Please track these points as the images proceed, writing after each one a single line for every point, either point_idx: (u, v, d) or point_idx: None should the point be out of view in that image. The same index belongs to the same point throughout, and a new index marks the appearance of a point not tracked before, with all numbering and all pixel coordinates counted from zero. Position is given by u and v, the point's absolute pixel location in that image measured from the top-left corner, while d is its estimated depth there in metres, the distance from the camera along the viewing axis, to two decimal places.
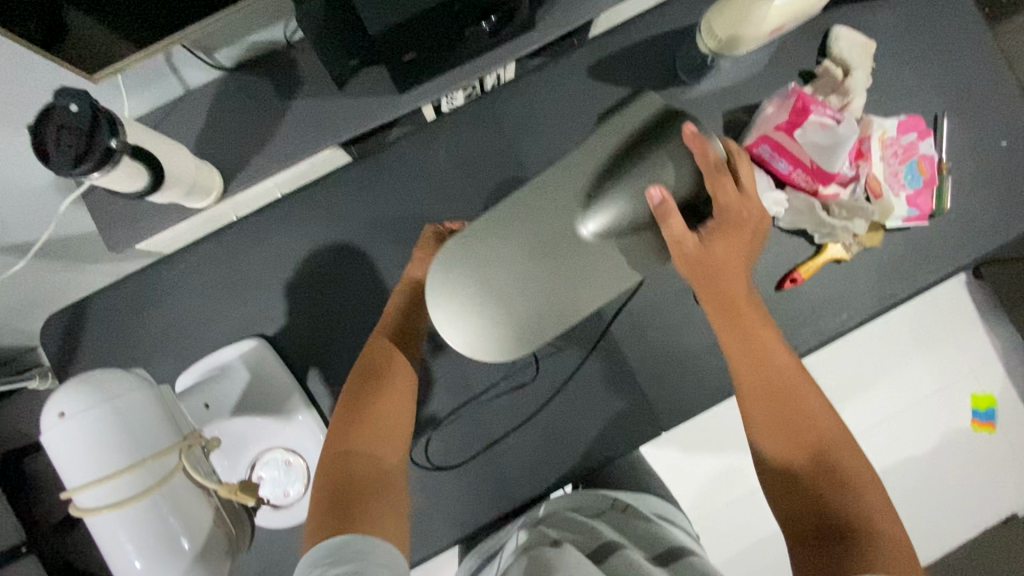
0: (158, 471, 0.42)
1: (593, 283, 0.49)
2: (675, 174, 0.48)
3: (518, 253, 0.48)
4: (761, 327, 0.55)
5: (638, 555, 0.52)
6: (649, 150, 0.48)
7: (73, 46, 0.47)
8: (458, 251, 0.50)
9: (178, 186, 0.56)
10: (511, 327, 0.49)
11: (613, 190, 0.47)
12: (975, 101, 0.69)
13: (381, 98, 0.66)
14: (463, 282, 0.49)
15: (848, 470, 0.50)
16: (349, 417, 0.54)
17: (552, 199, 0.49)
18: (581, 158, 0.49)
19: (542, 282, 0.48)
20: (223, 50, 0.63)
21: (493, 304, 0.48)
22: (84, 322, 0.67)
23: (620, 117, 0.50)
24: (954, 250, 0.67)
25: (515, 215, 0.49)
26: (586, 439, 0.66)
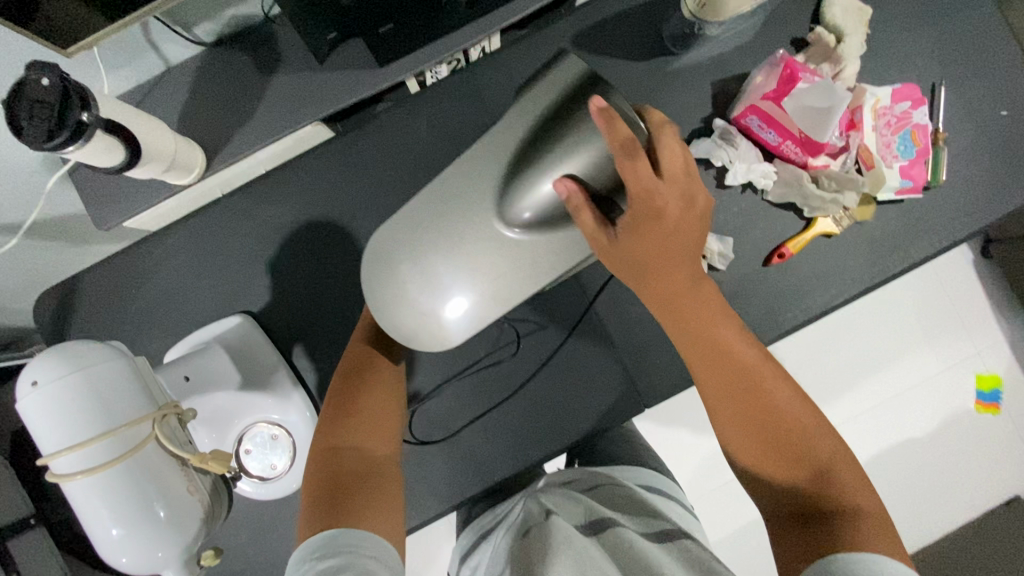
0: (132, 439, 0.43)
1: (539, 262, 0.50)
2: (588, 155, 0.47)
3: (459, 236, 0.49)
4: (710, 320, 0.53)
5: (635, 531, 0.52)
6: (566, 132, 0.47)
7: (43, 21, 0.47)
8: (395, 231, 0.51)
9: (158, 162, 0.57)
10: (472, 297, 0.49)
11: (532, 175, 0.47)
12: (976, 68, 0.67)
13: (362, 72, 0.65)
14: (400, 265, 0.50)
15: (824, 453, 0.50)
16: (339, 410, 0.55)
17: (484, 182, 0.49)
18: (503, 134, 0.49)
19: (486, 264, 0.49)
20: (201, 25, 0.62)
21: (433, 286, 0.49)
22: (76, 298, 0.68)
23: (538, 88, 0.49)
24: (950, 223, 0.65)
25: (451, 198, 0.49)
26: (570, 415, 0.66)
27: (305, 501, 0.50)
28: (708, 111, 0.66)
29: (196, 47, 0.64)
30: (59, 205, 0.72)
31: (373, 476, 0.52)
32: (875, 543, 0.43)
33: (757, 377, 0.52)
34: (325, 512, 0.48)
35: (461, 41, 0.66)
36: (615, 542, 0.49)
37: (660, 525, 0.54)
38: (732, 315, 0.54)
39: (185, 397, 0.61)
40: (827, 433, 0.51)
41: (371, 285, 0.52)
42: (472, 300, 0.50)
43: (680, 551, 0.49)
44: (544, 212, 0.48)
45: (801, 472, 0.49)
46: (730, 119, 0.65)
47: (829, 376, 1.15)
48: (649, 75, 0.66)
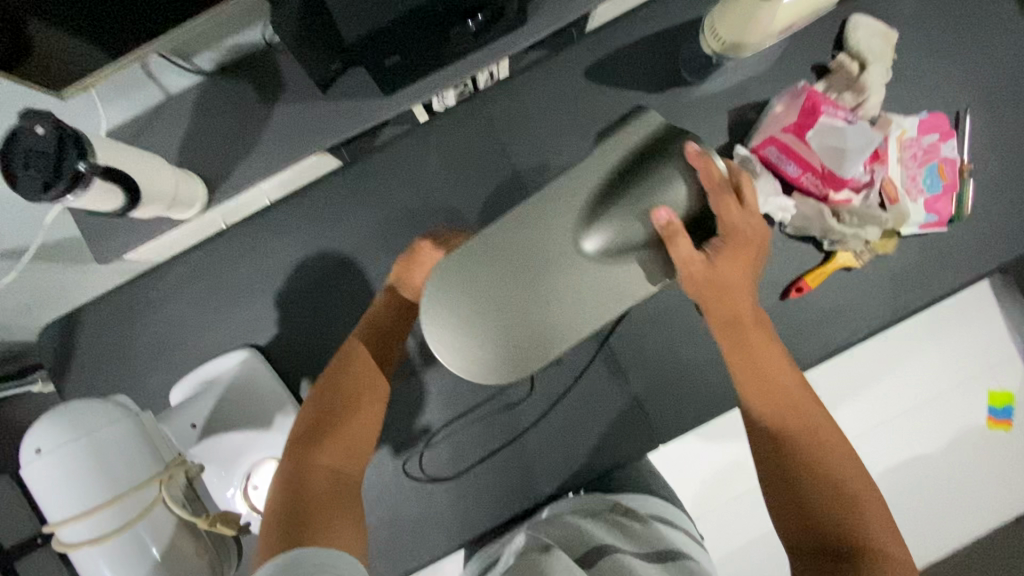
0: (137, 505, 0.42)
1: (586, 305, 0.47)
2: (677, 194, 0.46)
3: (507, 280, 0.46)
4: (768, 348, 0.52)
5: (636, 555, 0.49)
6: (644, 175, 0.46)
7: (35, 64, 0.45)
8: (455, 271, 0.47)
9: (160, 202, 0.55)
10: (528, 338, 0.47)
11: (608, 215, 0.46)
12: (1006, 96, 0.64)
13: (368, 101, 0.63)
14: (463, 301, 0.46)
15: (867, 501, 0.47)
16: (319, 427, 0.52)
17: (540, 225, 0.47)
18: (584, 170, 0.47)
19: (533, 309, 0.46)
20: (201, 55, 0.60)
21: (486, 328, 0.46)
22: (79, 330, 0.67)
23: (626, 130, 0.47)
24: (976, 257, 0.63)
25: (499, 242, 0.47)
26: (584, 450, 0.65)
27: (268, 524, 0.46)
28: (727, 140, 0.64)
29: (196, 76, 0.62)
30: (59, 232, 0.70)
31: (339, 494, 0.49)
32: None
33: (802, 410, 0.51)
34: (282, 532, 0.44)
35: (470, 67, 0.63)
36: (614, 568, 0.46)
37: (661, 543, 0.52)
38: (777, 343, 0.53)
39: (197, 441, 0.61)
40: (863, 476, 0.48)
41: (423, 315, 0.47)
42: (522, 342, 0.47)
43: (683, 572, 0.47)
44: (616, 250, 0.46)
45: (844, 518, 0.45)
46: (748, 148, 0.62)
47: (840, 392, 1.13)
48: (665, 104, 0.64)
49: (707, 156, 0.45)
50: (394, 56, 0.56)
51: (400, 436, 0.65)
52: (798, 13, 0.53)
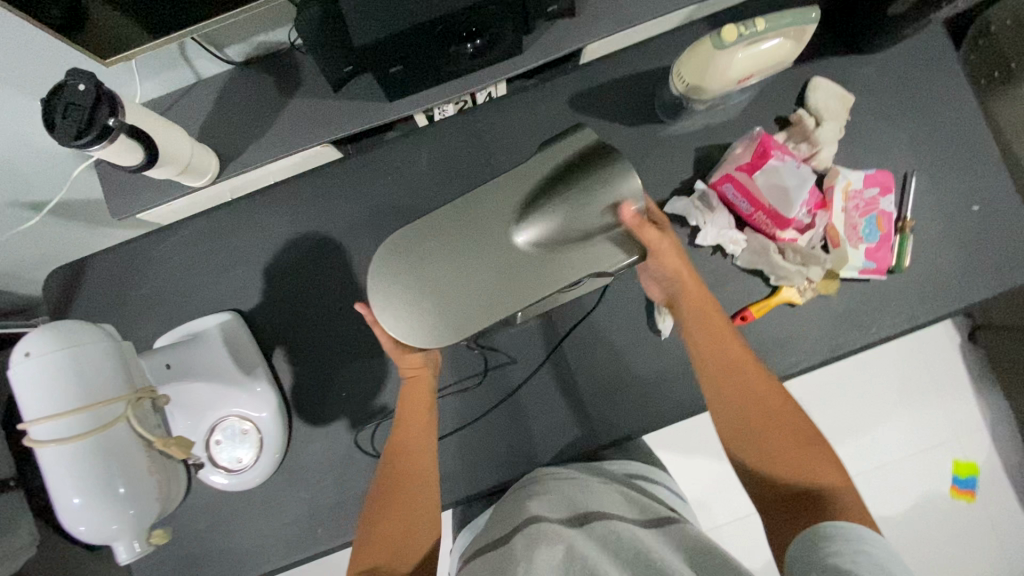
0: (103, 416, 0.46)
1: (521, 286, 0.51)
2: (610, 199, 0.51)
3: (451, 255, 0.51)
4: (724, 334, 0.59)
5: (624, 520, 0.52)
6: (580, 179, 0.51)
7: (90, 35, 0.53)
8: (407, 244, 0.53)
9: (173, 165, 0.62)
10: (450, 314, 0.51)
11: (544, 208, 0.51)
12: (949, 165, 0.70)
13: (374, 104, 0.71)
14: (400, 276, 0.52)
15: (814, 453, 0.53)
16: (382, 503, 0.58)
17: (486, 211, 0.52)
18: (521, 174, 0.52)
19: (472, 283, 0.51)
20: (232, 46, 0.68)
21: (425, 297, 0.51)
22: (83, 277, 0.73)
23: (561, 144, 0.53)
24: (912, 308, 0.68)
25: (448, 222, 0.52)
26: (529, 446, 0.69)
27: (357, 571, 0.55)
28: (689, 176, 0.71)
29: (226, 65, 0.70)
30: (82, 189, 0.78)
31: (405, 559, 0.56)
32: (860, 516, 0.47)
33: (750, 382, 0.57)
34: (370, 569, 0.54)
35: (467, 85, 0.71)
36: (603, 534, 0.49)
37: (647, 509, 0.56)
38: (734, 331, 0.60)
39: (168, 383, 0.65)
40: (818, 438, 0.54)
41: (375, 284, 0.52)
42: (458, 312, 0.51)
43: (675, 537, 0.51)
44: (549, 241, 0.51)
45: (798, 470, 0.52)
46: (708, 183, 0.69)
47: None
48: (636, 138, 0.71)
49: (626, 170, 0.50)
50: (397, 65, 0.63)
51: (358, 411, 0.70)
52: (752, 67, 0.60)
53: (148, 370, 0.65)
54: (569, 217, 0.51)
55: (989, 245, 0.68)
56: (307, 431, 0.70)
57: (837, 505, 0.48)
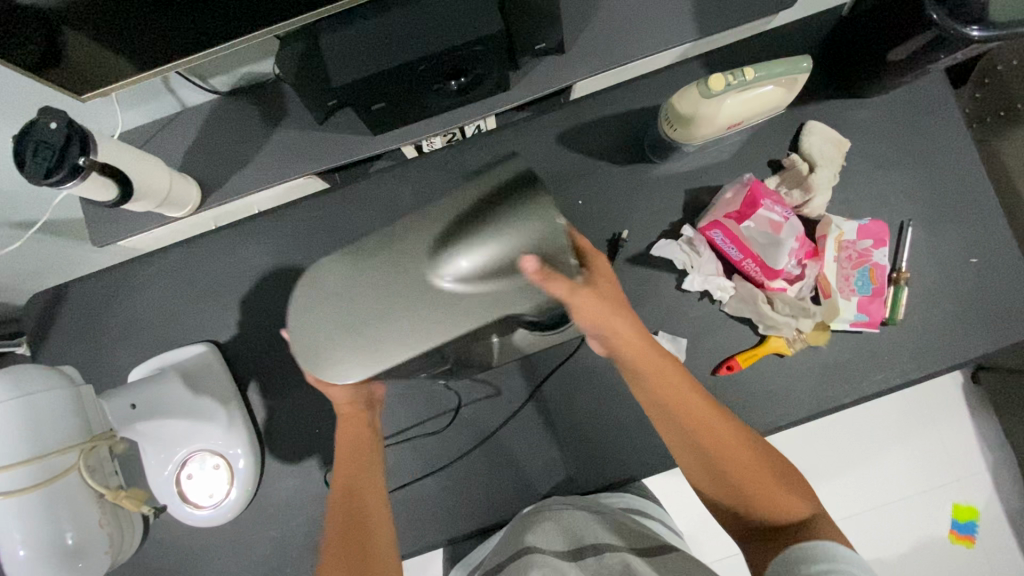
0: (54, 467, 0.46)
1: (440, 328, 0.46)
2: (531, 237, 0.45)
3: (368, 291, 0.46)
4: (656, 369, 0.55)
5: (619, 550, 0.53)
6: (498, 214, 0.45)
7: (64, 70, 0.53)
8: (327, 276, 0.48)
9: (150, 198, 0.62)
10: (360, 360, 0.47)
11: (458, 247, 0.45)
12: (947, 214, 0.68)
13: (358, 138, 0.69)
14: (319, 311, 0.47)
15: (771, 471, 0.52)
16: (340, 544, 0.54)
17: (404, 247, 0.47)
18: (440, 209, 0.47)
19: (389, 324, 0.46)
20: (217, 77, 0.67)
21: (345, 336, 0.47)
22: (61, 304, 0.72)
23: (477, 179, 0.48)
24: (905, 362, 0.65)
25: (368, 256, 0.47)
26: (505, 491, 0.68)
27: None
28: (677, 219, 0.69)
29: (211, 95, 0.69)
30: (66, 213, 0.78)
31: None
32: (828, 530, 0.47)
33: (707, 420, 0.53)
34: None
35: (453, 120, 0.70)
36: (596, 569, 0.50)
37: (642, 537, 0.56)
38: (665, 360, 0.56)
39: (130, 427, 0.63)
40: (766, 450, 0.53)
41: (297, 318, 0.48)
42: (377, 353, 0.46)
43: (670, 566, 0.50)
44: (465, 284, 0.45)
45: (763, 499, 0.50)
46: (697, 228, 0.66)
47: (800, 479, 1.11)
48: (624, 179, 0.70)
49: (543, 203, 0.45)
50: (379, 102, 0.62)
51: (332, 449, 0.69)
52: (743, 114, 0.58)
53: (112, 413, 0.63)
54: (482, 253, 0.44)
55: (987, 299, 0.66)
56: (278, 468, 0.69)
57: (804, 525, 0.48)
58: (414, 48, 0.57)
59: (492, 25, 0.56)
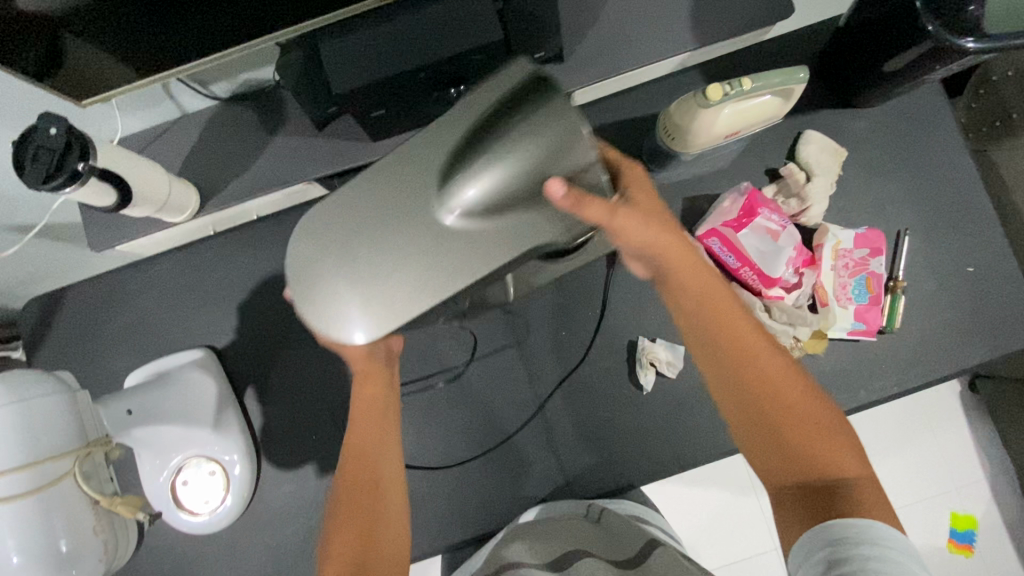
0: (49, 473, 0.45)
1: (460, 252, 0.44)
2: (554, 145, 0.44)
3: (380, 224, 0.45)
4: (706, 296, 0.50)
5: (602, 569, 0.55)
6: (515, 123, 0.44)
7: (65, 76, 0.53)
8: (333, 214, 0.46)
9: (149, 204, 0.62)
10: (369, 293, 0.44)
11: (478, 164, 0.44)
12: (943, 223, 0.68)
13: (357, 144, 0.69)
14: (326, 249, 0.45)
15: (818, 427, 0.45)
16: (348, 516, 0.50)
17: (416, 170, 0.45)
18: (450, 123, 0.46)
19: (404, 253, 0.44)
20: (217, 83, 0.68)
21: (355, 274, 0.44)
22: (58, 309, 0.72)
23: (485, 89, 0.46)
24: (903, 370, 0.65)
25: (375, 188, 0.46)
26: (502, 498, 0.67)
27: None
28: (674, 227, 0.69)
29: (211, 101, 0.70)
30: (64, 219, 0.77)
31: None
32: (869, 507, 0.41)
33: (753, 365, 0.48)
34: None
35: None
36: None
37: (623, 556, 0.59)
38: (721, 287, 0.51)
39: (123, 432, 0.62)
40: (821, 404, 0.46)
41: (303, 260, 0.46)
42: (389, 287, 0.44)
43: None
44: (489, 202, 0.44)
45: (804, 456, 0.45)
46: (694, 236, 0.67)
47: None
48: None
49: (566, 111, 0.44)
50: (379, 109, 0.62)
51: (328, 455, 0.68)
52: (739, 122, 0.58)
53: (105, 418, 0.60)
54: (512, 171, 0.44)
55: (983, 308, 0.66)
56: (274, 474, 0.68)
57: (845, 493, 0.42)
58: (414, 56, 0.57)
59: (491, 34, 0.57)
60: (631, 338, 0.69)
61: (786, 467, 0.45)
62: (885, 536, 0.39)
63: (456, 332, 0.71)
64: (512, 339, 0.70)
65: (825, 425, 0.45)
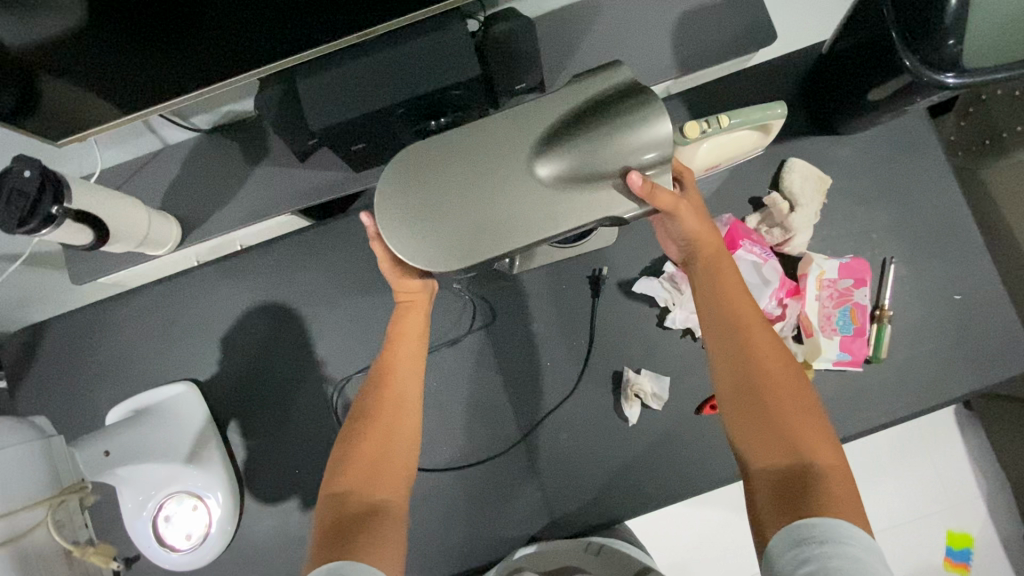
0: (22, 522, 0.45)
1: (525, 207, 0.47)
2: (645, 140, 0.46)
3: (463, 173, 0.47)
4: (724, 287, 0.53)
5: None
6: (615, 116, 0.47)
7: (40, 117, 0.52)
8: (418, 154, 0.48)
9: (128, 241, 0.62)
10: (442, 234, 0.46)
11: (570, 145, 0.47)
12: (930, 250, 0.68)
13: (341, 176, 0.69)
14: (407, 186, 0.48)
15: (803, 421, 0.46)
16: (354, 451, 0.51)
17: (507, 132, 0.48)
18: (551, 102, 0.49)
19: (478, 203, 0.47)
20: (199, 115, 0.68)
21: (432, 209, 0.47)
22: (38, 345, 0.72)
23: (594, 78, 0.49)
24: (891, 400, 0.65)
25: (464, 140, 0.48)
26: (487, 531, 0.67)
27: (315, 542, 0.46)
28: (659, 257, 0.69)
29: (193, 132, 0.70)
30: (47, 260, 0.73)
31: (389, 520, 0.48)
32: (843, 509, 0.40)
33: (752, 340, 0.50)
34: (331, 543, 0.45)
35: None
36: None
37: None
38: (739, 282, 0.53)
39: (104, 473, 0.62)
40: (809, 403, 0.47)
41: (386, 186, 0.47)
42: (460, 227, 0.46)
43: None
44: (569, 180, 0.47)
45: (783, 444, 0.45)
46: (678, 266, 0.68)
47: None
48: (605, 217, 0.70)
49: (659, 113, 0.46)
50: (358, 143, 0.62)
51: (311, 490, 0.68)
52: (718, 155, 0.59)
53: (83, 461, 0.60)
54: (590, 156, 0.47)
55: (972, 337, 0.66)
56: (257, 509, 0.68)
57: (821, 487, 0.42)
58: (392, 92, 0.57)
59: (469, 69, 0.57)
60: (616, 369, 0.68)
61: (766, 452, 0.45)
62: (849, 533, 0.38)
63: (442, 362, 0.70)
64: (496, 370, 0.70)
65: (809, 418, 0.46)
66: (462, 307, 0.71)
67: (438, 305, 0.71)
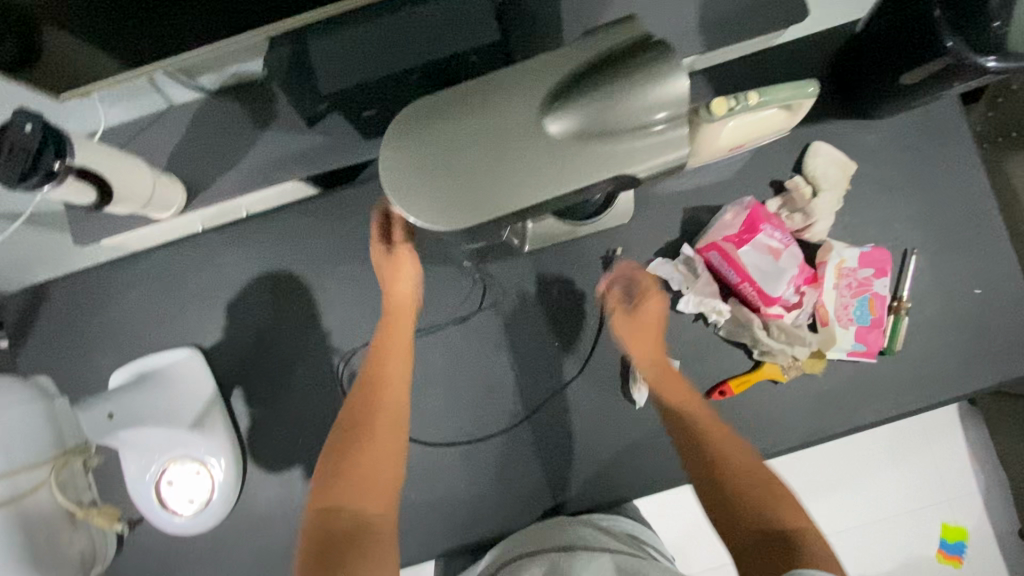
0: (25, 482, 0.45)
1: (537, 170, 0.44)
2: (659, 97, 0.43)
3: (471, 130, 0.44)
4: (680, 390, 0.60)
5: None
6: (629, 71, 0.43)
7: (43, 69, 0.50)
8: (423, 111, 0.46)
9: (133, 201, 0.61)
10: (449, 196, 0.44)
11: (582, 99, 0.43)
12: (953, 242, 0.66)
13: (346, 141, 0.64)
14: (412, 144, 0.45)
15: (766, 486, 0.51)
16: (344, 465, 0.53)
17: (516, 86, 0.45)
18: (564, 55, 0.45)
19: (486, 163, 0.44)
20: (204, 75, 0.65)
21: (439, 170, 0.44)
22: (41, 305, 0.71)
23: (608, 31, 0.45)
24: (903, 392, 0.64)
25: (470, 97, 0.45)
26: (489, 505, 0.67)
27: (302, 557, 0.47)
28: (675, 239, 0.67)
29: (198, 93, 0.67)
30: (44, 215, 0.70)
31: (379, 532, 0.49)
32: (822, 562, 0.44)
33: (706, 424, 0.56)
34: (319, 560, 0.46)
35: None
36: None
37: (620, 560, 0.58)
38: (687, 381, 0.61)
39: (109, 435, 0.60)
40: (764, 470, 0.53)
41: (391, 145, 0.45)
42: (470, 189, 0.44)
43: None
44: (582, 136, 0.44)
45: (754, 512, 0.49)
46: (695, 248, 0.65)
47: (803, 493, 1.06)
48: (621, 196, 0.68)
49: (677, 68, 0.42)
50: (370, 109, 0.60)
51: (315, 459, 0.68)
52: (744, 135, 0.57)
53: (86, 423, 0.58)
54: (600, 112, 0.43)
55: (990, 332, 0.65)
56: (261, 476, 0.68)
57: (800, 549, 0.45)
58: None
59: None
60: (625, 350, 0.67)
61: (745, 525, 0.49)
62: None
63: (449, 337, 0.69)
64: (504, 347, 0.69)
65: (771, 484, 0.51)
66: (471, 283, 0.70)
67: (447, 280, 0.70)
